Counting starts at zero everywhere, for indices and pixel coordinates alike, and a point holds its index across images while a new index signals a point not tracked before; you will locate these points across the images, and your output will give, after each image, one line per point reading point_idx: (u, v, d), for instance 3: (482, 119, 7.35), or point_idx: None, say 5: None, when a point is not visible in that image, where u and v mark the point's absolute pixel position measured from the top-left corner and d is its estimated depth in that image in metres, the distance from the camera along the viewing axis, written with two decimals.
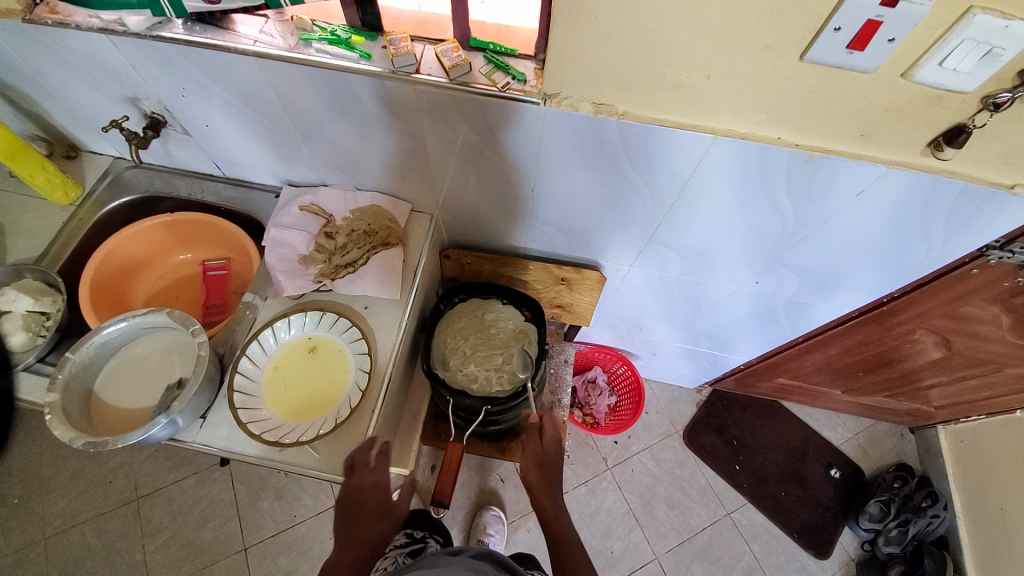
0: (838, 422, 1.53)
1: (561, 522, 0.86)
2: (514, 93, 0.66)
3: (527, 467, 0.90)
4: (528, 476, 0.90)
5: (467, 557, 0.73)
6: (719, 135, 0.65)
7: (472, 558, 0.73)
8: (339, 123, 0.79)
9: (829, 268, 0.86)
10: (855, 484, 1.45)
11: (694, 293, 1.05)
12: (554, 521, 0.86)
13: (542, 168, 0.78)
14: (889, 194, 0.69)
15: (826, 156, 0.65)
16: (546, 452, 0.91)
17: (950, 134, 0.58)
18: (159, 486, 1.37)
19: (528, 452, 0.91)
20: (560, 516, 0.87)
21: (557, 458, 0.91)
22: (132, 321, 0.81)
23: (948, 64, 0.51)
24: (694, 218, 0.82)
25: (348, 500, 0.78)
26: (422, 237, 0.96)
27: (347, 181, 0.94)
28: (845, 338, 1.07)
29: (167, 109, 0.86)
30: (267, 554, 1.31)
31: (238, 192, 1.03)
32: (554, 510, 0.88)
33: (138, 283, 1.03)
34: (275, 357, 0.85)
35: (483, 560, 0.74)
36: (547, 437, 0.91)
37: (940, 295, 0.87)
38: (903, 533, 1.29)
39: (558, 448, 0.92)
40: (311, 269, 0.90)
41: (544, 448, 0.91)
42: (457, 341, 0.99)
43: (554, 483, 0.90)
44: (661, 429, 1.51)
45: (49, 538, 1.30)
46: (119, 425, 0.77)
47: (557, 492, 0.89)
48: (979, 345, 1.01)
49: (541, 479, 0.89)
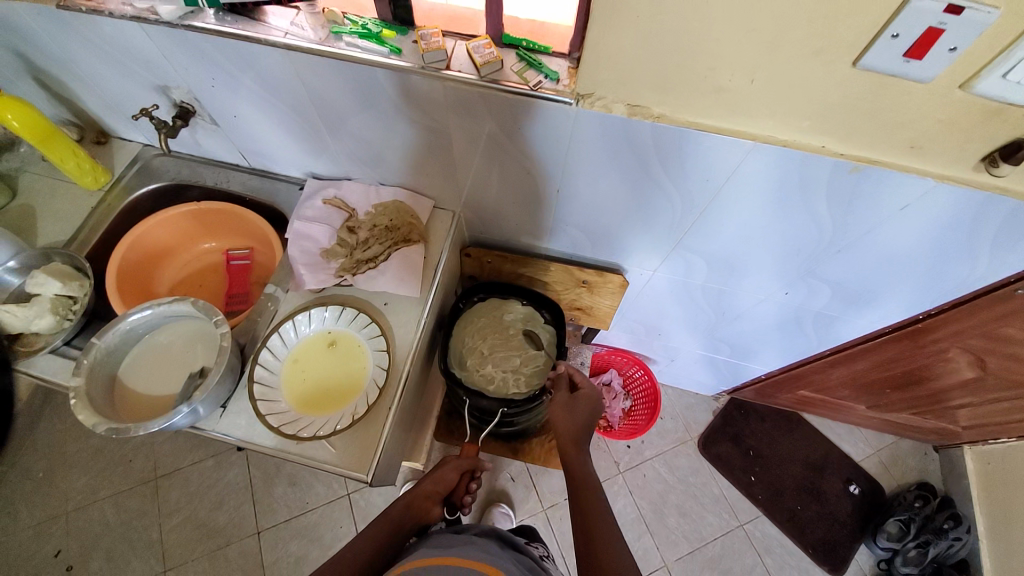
0: (859, 438, 1.49)
1: (588, 481, 0.76)
2: (546, 92, 0.64)
3: (556, 416, 0.86)
4: (557, 428, 0.85)
5: (471, 534, 0.72)
6: (758, 141, 0.63)
7: (476, 535, 0.72)
8: (365, 116, 0.78)
9: (863, 282, 0.83)
10: (874, 501, 1.41)
11: (718, 301, 1.02)
12: (577, 473, 0.77)
13: (571, 168, 0.77)
14: (938, 208, 0.65)
15: (871, 166, 0.62)
16: (574, 405, 0.87)
17: (1006, 150, 0.55)
18: (177, 467, 1.40)
19: (558, 404, 0.88)
20: (584, 466, 0.78)
21: (589, 415, 0.86)
22: (157, 308, 0.81)
23: (1013, 76, 0.48)
24: (726, 224, 0.79)
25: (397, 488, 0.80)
26: (443, 234, 0.95)
27: (371, 175, 0.94)
28: (873, 354, 1.04)
29: (197, 99, 0.86)
30: (279, 539, 1.32)
31: (262, 182, 1.04)
32: (583, 474, 0.77)
33: (164, 270, 1.04)
34: (295, 350, 0.85)
35: (487, 536, 0.73)
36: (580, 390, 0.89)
37: (979, 315, 0.83)
38: (922, 554, 1.25)
39: (592, 399, 0.87)
40: (333, 263, 0.89)
41: (574, 398, 0.88)
42: (475, 341, 0.99)
43: (583, 433, 0.83)
44: (675, 435, 1.48)
45: (72, 512, 1.34)
46: (140, 412, 0.78)
47: (583, 449, 0.81)
48: (1016, 367, 0.96)
49: (570, 428, 0.84)
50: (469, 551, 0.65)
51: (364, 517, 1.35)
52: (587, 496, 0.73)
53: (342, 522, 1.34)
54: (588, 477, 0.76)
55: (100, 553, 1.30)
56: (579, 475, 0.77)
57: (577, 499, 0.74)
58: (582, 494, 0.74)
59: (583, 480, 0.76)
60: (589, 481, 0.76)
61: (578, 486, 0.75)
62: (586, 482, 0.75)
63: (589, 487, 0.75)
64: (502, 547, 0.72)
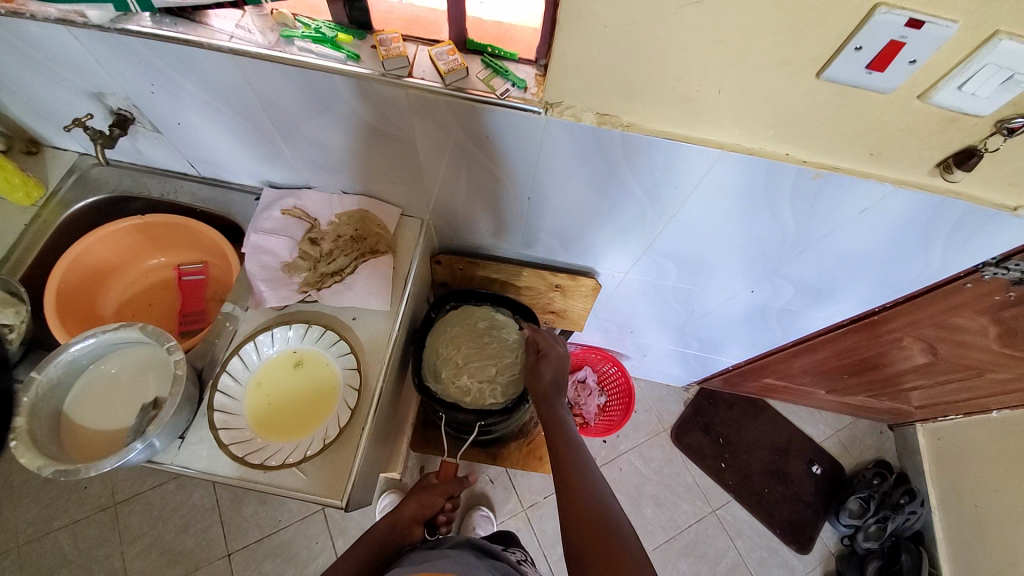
0: (820, 420, 1.56)
1: (562, 424, 0.80)
2: (514, 101, 0.63)
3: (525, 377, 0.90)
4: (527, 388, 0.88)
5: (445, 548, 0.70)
6: (726, 149, 0.63)
7: (450, 548, 0.70)
8: (324, 123, 0.74)
9: (825, 280, 0.86)
10: (836, 479, 1.48)
11: (688, 300, 1.04)
12: (549, 418, 0.81)
13: (540, 174, 0.75)
14: (895, 210, 0.67)
15: (834, 173, 0.63)
16: (541, 363, 0.90)
17: (960, 157, 0.58)
18: (138, 491, 1.32)
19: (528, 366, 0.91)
20: (552, 412, 0.82)
21: (557, 376, 0.89)
22: (101, 336, 0.75)
23: (968, 88, 0.49)
24: (694, 228, 0.79)
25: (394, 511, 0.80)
26: (412, 243, 0.92)
27: (332, 183, 0.90)
28: (834, 344, 1.08)
29: (135, 106, 0.80)
30: (252, 559, 1.27)
31: (214, 192, 0.98)
32: (572, 450, 0.74)
33: (108, 290, 0.97)
34: (258, 373, 0.81)
35: (462, 547, 0.71)
36: (544, 350, 0.92)
37: (931, 307, 0.88)
38: (881, 529, 1.33)
39: (557, 356, 0.91)
40: (296, 277, 0.85)
41: (540, 361, 0.90)
42: (449, 350, 0.96)
43: (551, 391, 0.86)
44: (649, 428, 1.51)
45: (22, 547, 1.24)
46: (93, 450, 0.73)
47: (552, 399, 0.85)
48: (964, 352, 1.03)
49: (539, 382, 0.88)
50: (444, 564, 0.63)
51: (341, 531, 1.31)
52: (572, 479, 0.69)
53: (318, 538, 1.30)
54: (579, 458, 0.72)
55: None
56: (570, 460, 0.72)
57: (551, 445, 0.76)
58: (555, 439, 0.77)
59: (569, 456, 0.73)
60: (566, 438, 0.76)
61: (553, 435, 0.77)
62: (576, 462, 0.72)
63: (584, 472, 0.70)
64: (477, 555, 0.71)
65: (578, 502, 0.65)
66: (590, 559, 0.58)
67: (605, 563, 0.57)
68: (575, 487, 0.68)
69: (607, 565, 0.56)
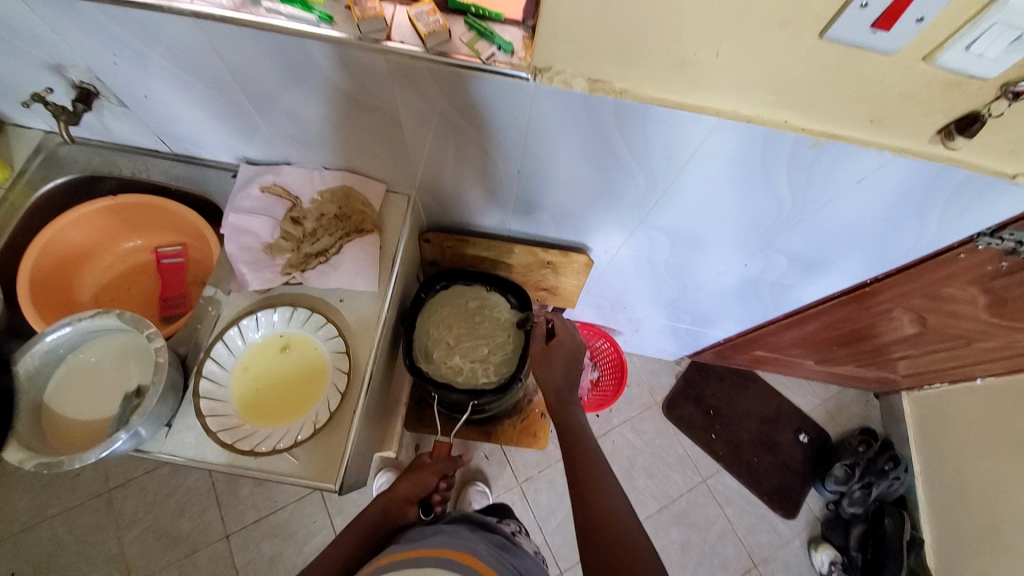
0: (808, 389, 1.58)
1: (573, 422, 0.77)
2: (500, 66, 0.59)
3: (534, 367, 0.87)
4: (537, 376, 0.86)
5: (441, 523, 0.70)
6: (723, 117, 0.60)
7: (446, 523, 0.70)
8: (300, 94, 0.70)
9: (819, 252, 0.85)
10: (822, 447, 1.51)
11: (681, 275, 1.03)
12: (560, 415, 0.79)
13: (530, 145, 0.72)
14: (892, 180, 0.66)
15: (832, 141, 0.61)
16: (552, 353, 0.87)
17: (962, 123, 0.56)
18: (132, 477, 1.31)
19: (536, 356, 0.88)
20: (564, 408, 0.80)
21: (567, 362, 0.86)
22: (77, 325, 0.72)
23: (975, 49, 0.48)
24: (688, 200, 0.77)
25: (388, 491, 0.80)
26: (398, 221, 0.89)
27: (312, 158, 0.86)
28: (825, 316, 1.08)
29: (98, 78, 0.75)
30: (250, 539, 1.28)
31: (189, 170, 0.93)
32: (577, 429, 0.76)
33: (85, 275, 0.93)
34: (244, 358, 0.79)
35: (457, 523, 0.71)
36: (556, 338, 0.88)
37: (923, 278, 0.88)
38: (866, 494, 1.36)
39: (569, 347, 0.88)
40: (278, 259, 0.82)
41: (549, 349, 0.87)
42: (440, 332, 0.96)
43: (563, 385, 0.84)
44: (641, 401, 1.52)
45: (17, 535, 1.24)
46: (77, 441, 0.71)
47: (562, 392, 0.83)
48: (953, 322, 1.04)
49: (547, 373, 0.85)
50: (441, 540, 0.59)
51: (338, 510, 1.32)
52: (577, 457, 0.71)
53: (316, 516, 1.31)
54: (582, 434, 0.75)
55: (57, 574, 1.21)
56: (573, 437, 0.74)
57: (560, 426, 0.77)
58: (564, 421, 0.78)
59: (574, 434, 0.75)
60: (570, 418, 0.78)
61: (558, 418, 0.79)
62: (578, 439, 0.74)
63: (587, 450, 0.72)
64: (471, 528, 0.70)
65: (584, 478, 0.68)
66: (592, 533, 0.60)
67: (608, 539, 0.59)
68: (583, 463, 0.70)
69: (612, 542, 0.59)
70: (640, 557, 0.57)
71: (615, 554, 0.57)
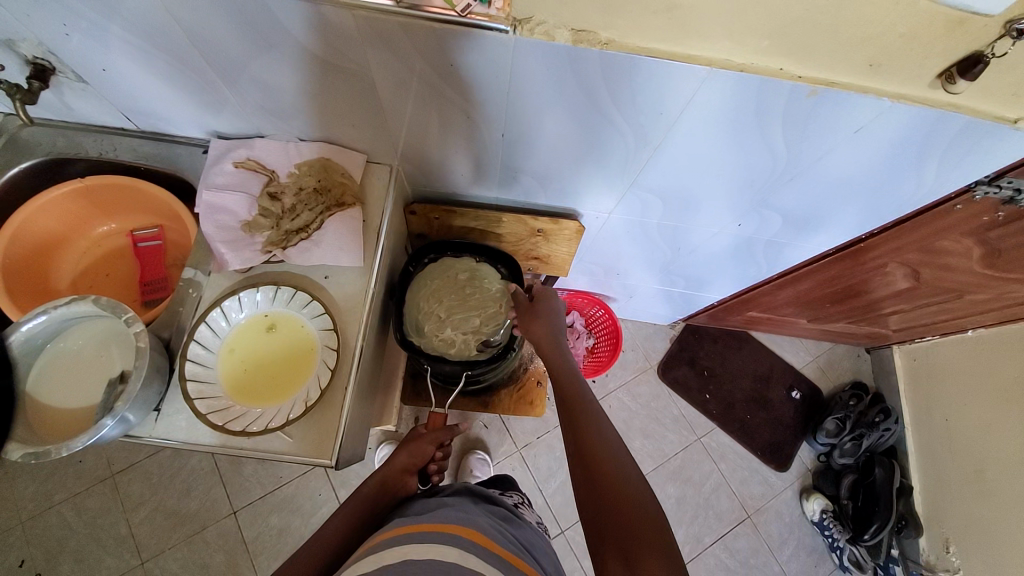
0: (801, 347, 1.60)
1: (565, 369, 0.74)
2: (477, 19, 0.55)
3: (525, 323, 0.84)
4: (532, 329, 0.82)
5: (443, 495, 0.71)
6: (715, 68, 0.57)
7: (448, 495, 0.71)
8: (268, 61, 0.66)
9: (813, 209, 0.83)
10: (815, 402, 1.54)
11: (674, 237, 1.01)
12: (553, 358, 0.76)
13: (514, 105, 0.69)
14: (891, 129, 0.63)
15: (830, 89, 0.58)
16: (539, 308, 0.84)
17: (964, 65, 0.53)
18: (134, 461, 1.32)
19: (525, 314, 0.85)
20: (558, 351, 0.77)
21: (554, 312, 0.84)
22: (53, 313, 0.71)
23: None
24: (680, 158, 0.75)
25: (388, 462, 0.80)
26: (381, 192, 0.86)
27: (286, 130, 0.81)
28: (818, 274, 1.08)
29: (51, 52, 0.70)
30: (257, 515, 1.30)
31: (160, 148, 0.89)
32: (574, 384, 0.70)
33: (60, 262, 0.90)
34: (230, 339, 0.77)
35: (460, 494, 0.73)
36: (537, 294, 0.88)
37: (918, 231, 0.87)
38: (856, 446, 1.38)
39: (555, 301, 0.86)
40: (258, 237, 0.80)
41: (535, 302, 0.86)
42: (431, 305, 0.93)
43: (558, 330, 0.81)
44: (636, 365, 1.54)
45: (25, 522, 1.25)
46: (64, 430, 0.69)
47: (557, 338, 0.80)
48: (946, 275, 1.04)
49: (542, 323, 0.82)
50: (450, 515, 0.59)
51: (342, 483, 1.34)
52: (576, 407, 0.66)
53: (320, 490, 1.33)
54: (580, 388, 0.70)
55: (68, 557, 1.23)
56: (571, 388, 0.70)
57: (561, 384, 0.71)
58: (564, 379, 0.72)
59: (571, 384, 0.70)
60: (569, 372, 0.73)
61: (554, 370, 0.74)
62: (577, 389, 0.69)
63: (587, 412, 0.65)
64: (475, 500, 0.72)
65: (588, 446, 0.60)
66: (598, 507, 0.54)
67: (617, 513, 0.53)
68: (585, 426, 0.63)
69: (625, 514, 0.52)
70: (654, 536, 0.51)
71: (626, 527, 0.51)
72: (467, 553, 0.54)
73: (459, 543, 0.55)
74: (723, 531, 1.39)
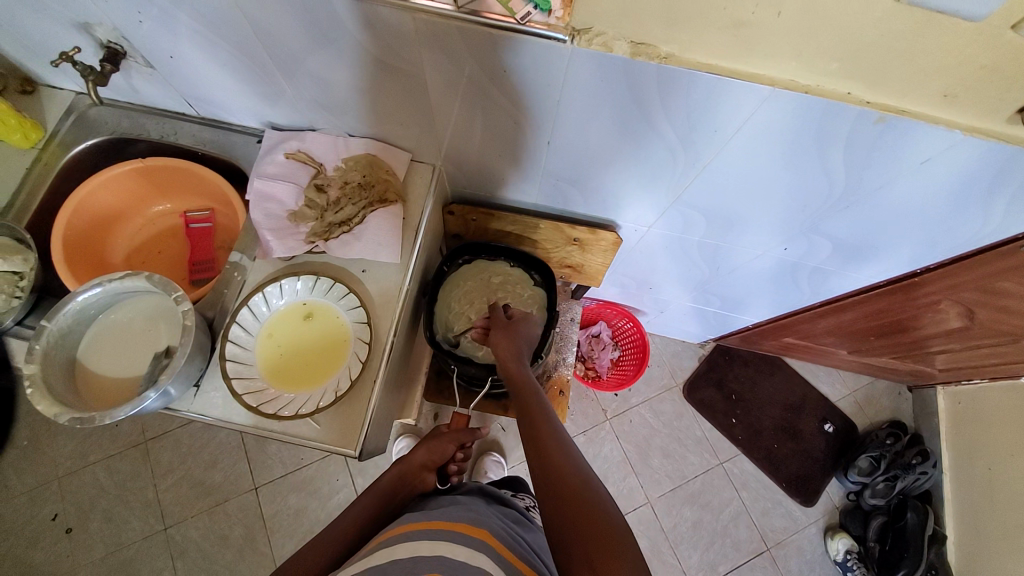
0: (838, 378, 1.53)
1: (527, 386, 0.70)
2: (535, 27, 0.55)
3: (497, 336, 0.80)
4: (497, 346, 0.79)
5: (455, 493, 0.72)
6: (777, 87, 0.55)
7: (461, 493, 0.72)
8: (326, 57, 0.67)
9: (867, 239, 0.80)
10: (847, 438, 1.46)
11: (715, 258, 0.99)
12: (517, 376, 0.72)
13: (560, 115, 0.68)
14: (959, 163, 0.60)
15: (900, 117, 0.55)
16: (516, 326, 0.82)
17: None
18: (166, 429, 1.39)
19: (498, 327, 0.81)
20: (524, 370, 0.73)
21: (529, 336, 0.82)
22: (107, 286, 0.74)
23: None
24: (729, 178, 0.73)
25: (407, 457, 0.79)
26: (423, 191, 0.87)
27: (337, 125, 0.84)
28: (864, 305, 1.03)
29: (124, 38, 0.75)
30: (277, 493, 1.34)
31: (216, 134, 0.93)
32: (538, 404, 0.67)
33: (115, 238, 0.95)
34: (269, 324, 0.80)
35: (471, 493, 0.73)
36: (514, 314, 0.85)
37: (978, 269, 0.81)
38: (889, 487, 1.32)
39: (532, 325, 0.84)
40: (303, 227, 0.82)
41: (511, 321, 0.83)
42: (462, 307, 0.95)
43: (523, 350, 0.78)
44: (661, 383, 1.50)
45: (63, 477, 1.32)
46: (111, 397, 0.74)
47: (523, 358, 0.76)
48: (1001, 317, 0.97)
49: (512, 342, 0.78)
50: (461, 515, 0.59)
51: (360, 471, 1.36)
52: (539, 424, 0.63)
53: (338, 475, 1.36)
54: (545, 410, 0.66)
55: (99, 515, 1.30)
56: (537, 413, 0.65)
57: (524, 407, 0.67)
58: (528, 401, 0.67)
59: (535, 407, 0.66)
60: (530, 388, 0.69)
61: (516, 388, 0.70)
62: (544, 414, 0.65)
63: (549, 432, 0.62)
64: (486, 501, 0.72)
65: (555, 469, 0.57)
66: (573, 530, 0.51)
67: (591, 539, 0.49)
68: (552, 450, 0.59)
69: (597, 539, 0.49)
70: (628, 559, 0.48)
71: (597, 551, 0.48)
72: (475, 552, 0.54)
73: (468, 543, 0.55)
74: (739, 562, 1.34)
